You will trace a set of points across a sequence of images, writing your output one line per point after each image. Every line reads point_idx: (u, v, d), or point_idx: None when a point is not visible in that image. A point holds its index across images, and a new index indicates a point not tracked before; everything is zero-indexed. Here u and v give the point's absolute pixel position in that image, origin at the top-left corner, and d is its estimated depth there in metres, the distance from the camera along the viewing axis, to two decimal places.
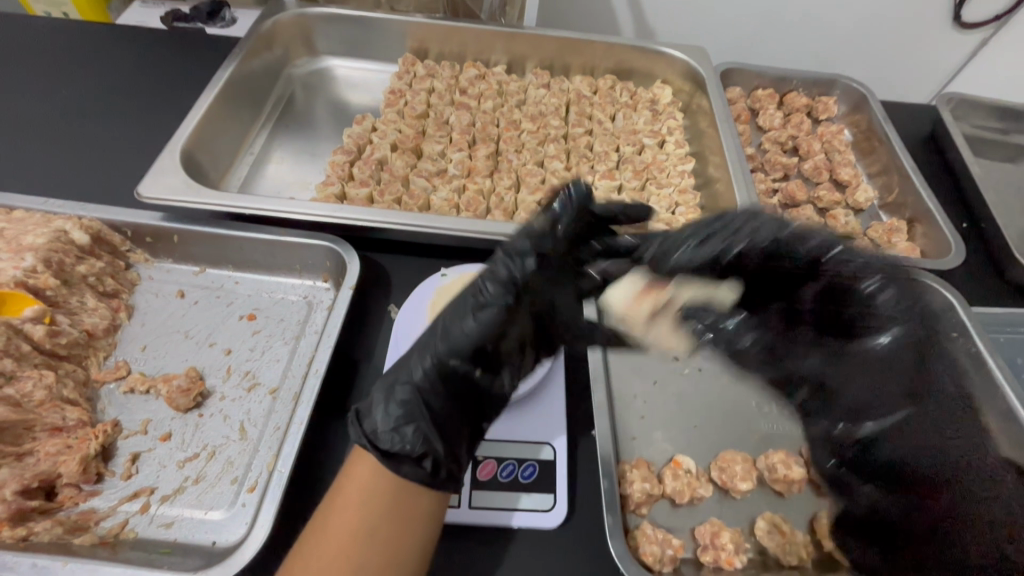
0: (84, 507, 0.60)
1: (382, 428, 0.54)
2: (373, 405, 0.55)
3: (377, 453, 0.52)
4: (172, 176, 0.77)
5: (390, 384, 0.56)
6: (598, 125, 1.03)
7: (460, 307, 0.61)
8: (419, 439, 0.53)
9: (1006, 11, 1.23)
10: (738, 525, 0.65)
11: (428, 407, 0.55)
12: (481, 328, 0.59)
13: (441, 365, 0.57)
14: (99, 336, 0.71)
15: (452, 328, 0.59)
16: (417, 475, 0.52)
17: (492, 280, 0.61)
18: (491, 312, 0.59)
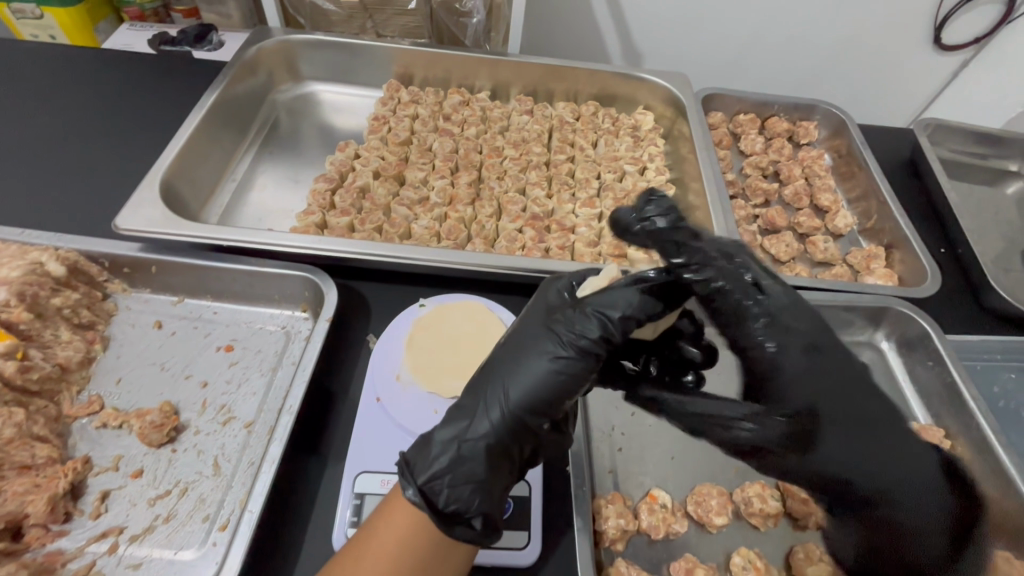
0: (51, 547, 0.60)
1: (439, 483, 0.51)
2: (431, 457, 0.52)
3: (432, 511, 0.50)
4: (151, 207, 0.77)
5: (450, 436, 0.53)
6: (579, 152, 1.04)
7: (543, 350, 0.55)
8: (480, 501, 0.51)
9: (985, 33, 1.26)
10: (713, 560, 0.65)
11: (494, 462, 0.53)
12: (568, 381, 0.54)
13: (517, 421, 0.53)
14: (73, 370, 0.71)
15: (535, 371, 0.54)
16: (472, 538, 0.51)
17: (586, 325, 0.54)
18: (580, 363, 0.54)
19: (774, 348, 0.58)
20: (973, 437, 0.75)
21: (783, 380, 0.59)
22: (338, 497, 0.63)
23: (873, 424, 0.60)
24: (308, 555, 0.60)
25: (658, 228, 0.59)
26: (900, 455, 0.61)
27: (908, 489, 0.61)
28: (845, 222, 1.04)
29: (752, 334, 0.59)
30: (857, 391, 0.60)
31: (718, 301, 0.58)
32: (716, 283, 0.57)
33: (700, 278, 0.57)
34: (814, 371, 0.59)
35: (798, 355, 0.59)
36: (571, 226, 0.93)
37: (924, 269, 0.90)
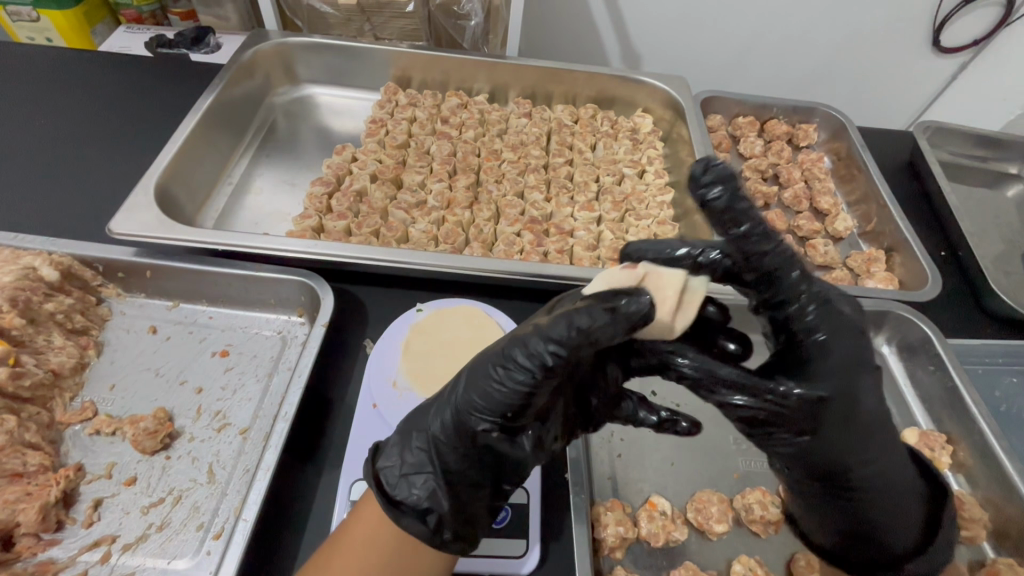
0: (42, 557, 0.59)
1: (391, 472, 0.52)
2: (391, 444, 0.54)
3: (383, 499, 0.51)
4: (145, 212, 0.77)
5: (411, 428, 0.54)
6: (578, 155, 1.04)
7: (491, 355, 0.51)
8: (427, 497, 0.51)
9: (983, 36, 1.25)
10: (714, 567, 0.65)
11: (444, 461, 0.51)
12: (507, 391, 0.49)
13: (464, 424, 0.51)
14: (66, 376, 0.70)
15: (486, 373, 0.50)
16: (420, 535, 0.49)
17: (527, 337, 0.48)
18: (519, 374, 0.48)
19: (822, 333, 0.50)
20: (975, 442, 0.74)
21: (822, 369, 0.49)
22: (335, 504, 0.62)
23: (871, 421, 0.51)
24: (304, 563, 0.59)
25: (719, 196, 0.46)
26: (889, 453, 0.53)
27: (890, 483, 0.54)
28: (845, 225, 1.04)
29: (800, 318, 0.50)
30: (861, 386, 0.50)
31: (776, 286, 0.50)
32: (775, 267, 0.49)
33: (764, 259, 0.49)
34: (840, 364, 0.49)
35: (840, 347, 0.50)
36: (570, 230, 0.92)
37: (924, 273, 0.89)
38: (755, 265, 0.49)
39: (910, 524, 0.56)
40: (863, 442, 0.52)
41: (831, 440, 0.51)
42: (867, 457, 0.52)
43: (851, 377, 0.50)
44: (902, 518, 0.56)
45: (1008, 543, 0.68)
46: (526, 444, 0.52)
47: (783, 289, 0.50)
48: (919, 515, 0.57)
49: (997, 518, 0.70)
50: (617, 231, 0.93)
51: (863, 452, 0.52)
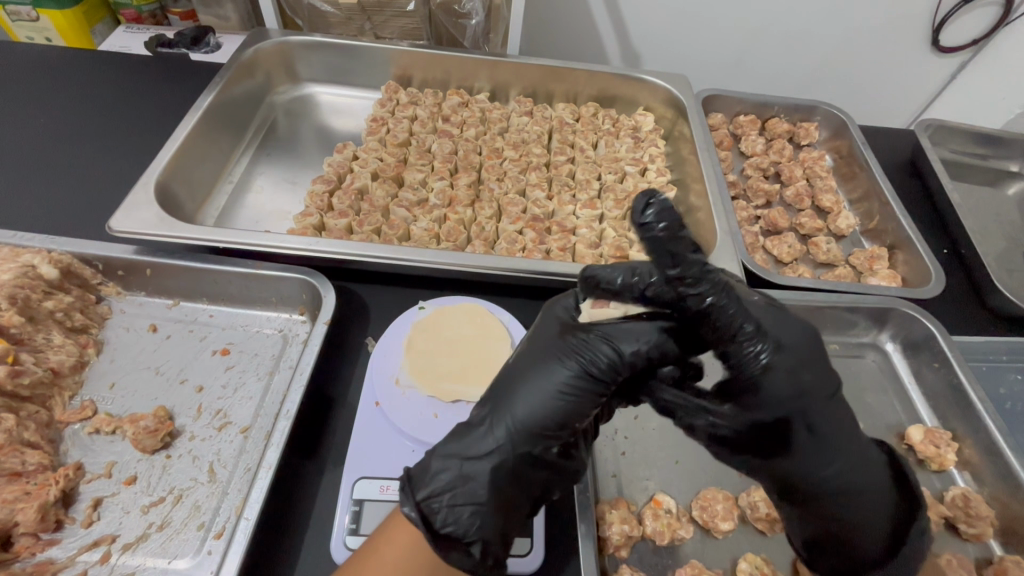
0: (41, 557, 0.58)
1: (439, 501, 0.50)
2: (432, 471, 0.51)
3: (429, 531, 0.48)
4: (146, 209, 0.76)
5: (457, 451, 0.52)
6: (580, 153, 1.04)
7: (553, 370, 0.54)
8: (477, 526, 0.50)
9: (983, 36, 1.25)
10: (720, 566, 0.64)
11: (498, 485, 0.51)
12: (575, 401, 0.52)
13: (524, 441, 0.52)
14: (65, 374, 0.70)
15: (547, 396, 0.53)
16: (466, 567, 0.48)
17: (597, 346, 0.53)
18: (589, 383, 0.53)
19: (764, 358, 0.49)
20: (981, 440, 0.74)
21: (761, 394, 0.50)
22: (337, 502, 0.62)
23: (821, 434, 0.52)
24: (306, 562, 0.59)
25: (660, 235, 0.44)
26: (851, 464, 0.54)
27: (854, 493, 0.55)
28: (847, 223, 1.03)
29: (739, 353, 0.49)
30: (811, 401, 0.51)
31: (708, 325, 0.48)
32: (708, 309, 0.47)
33: (690, 301, 0.47)
34: (783, 385, 0.50)
35: (782, 369, 0.49)
36: (572, 227, 0.92)
37: (927, 270, 0.89)
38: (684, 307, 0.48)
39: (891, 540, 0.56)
40: (818, 463, 0.53)
41: (795, 457, 0.53)
42: (822, 465, 0.53)
43: (801, 400, 0.51)
44: (874, 523, 0.55)
45: (1015, 540, 0.68)
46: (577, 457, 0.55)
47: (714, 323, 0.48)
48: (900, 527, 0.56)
49: (1004, 515, 0.70)
50: (620, 229, 0.93)
51: (822, 468, 0.53)
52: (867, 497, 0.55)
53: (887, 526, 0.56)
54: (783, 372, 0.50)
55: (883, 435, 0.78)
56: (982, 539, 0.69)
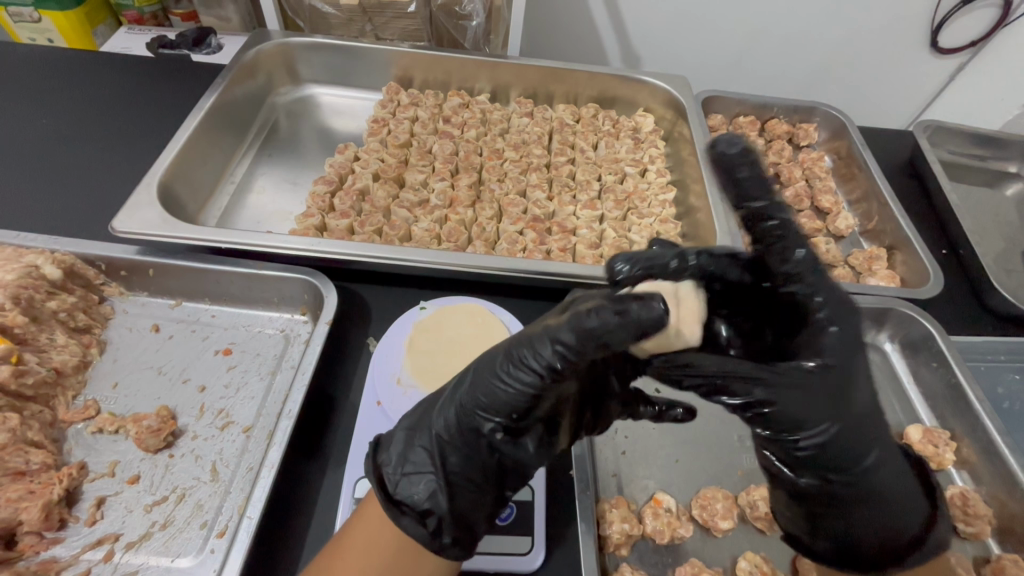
0: (45, 556, 0.58)
1: (392, 471, 0.51)
2: (393, 439, 0.54)
3: (382, 495, 0.50)
4: (148, 210, 0.77)
5: (414, 426, 0.54)
6: (580, 154, 1.04)
7: (500, 352, 0.51)
8: (427, 498, 0.50)
9: (981, 37, 1.26)
10: (719, 564, 0.65)
11: (446, 459, 0.51)
12: (517, 386, 0.49)
13: (470, 420, 0.52)
14: (68, 374, 0.70)
15: (491, 374, 0.51)
16: (418, 537, 0.48)
17: (538, 330, 0.49)
18: (530, 369, 0.48)
19: (824, 313, 0.51)
20: (979, 440, 0.74)
21: (825, 351, 0.50)
22: (339, 501, 0.62)
23: (871, 409, 0.52)
24: (308, 561, 0.59)
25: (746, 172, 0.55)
26: (889, 444, 0.54)
27: (893, 475, 0.54)
28: (846, 224, 1.04)
29: (807, 296, 0.52)
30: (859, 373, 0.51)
31: (780, 257, 0.53)
32: (781, 237, 0.54)
33: (769, 226, 0.54)
34: (845, 348, 0.50)
35: (846, 329, 0.51)
36: (573, 227, 0.92)
37: (926, 270, 0.90)
38: (765, 234, 0.54)
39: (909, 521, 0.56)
40: (867, 436, 0.52)
41: (845, 429, 0.50)
42: (867, 445, 0.52)
43: (856, 367, 0.51)
44: (903, 510, 0.55)
45: (1013, 539, 0.68)
46: (529, 441, 0.53)
47: (788, 256, 0.53)
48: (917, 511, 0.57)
49: (1002, 514, 0.70)
50: (620, 229, 0.93)
51: (867, 443, 0.52)
52: (894, 477, 0.54)
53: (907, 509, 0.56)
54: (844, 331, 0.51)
55: None
56: (981, 538, 0.69)
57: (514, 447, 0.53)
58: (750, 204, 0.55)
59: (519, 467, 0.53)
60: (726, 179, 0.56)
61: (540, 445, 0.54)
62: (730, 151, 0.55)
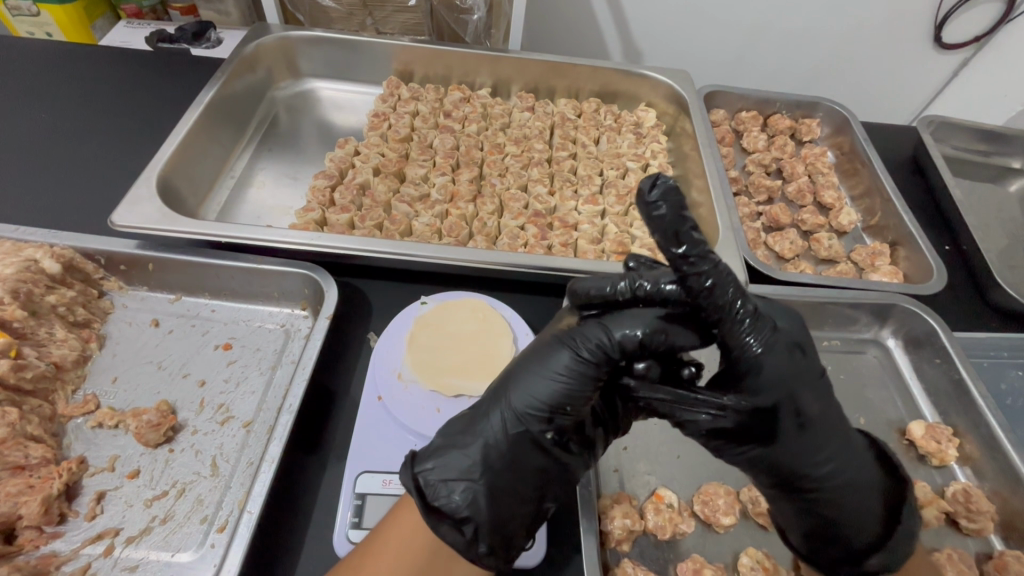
0: (45, 550, 0.58)
1: (432, 479, 0.50)
2: (433, 448, 0.52)
3: (422, 503, 0.49)
4: (147, 204, 0.76)
5: (458, 432, 0.53)
6: (581, 149, 1.03)
7: (551, 355, 0.53)
8: (466, 505, 0.49)
9: (984, 33, 1.25)
10: (720, 560, 0.64)
11: (490, 467, 0.51)
12: (568, 388, 0.51)
13: (516, 425, 0.51)
14: (68, 368, 0.70)
15: (544, 375, 0.52)
16: (455, 544, 0.48)
17: (587, 329, 0.52)
18: (584, 369, 0.51)
19: (756, 344, 0.48)
20: (982, 435, 0.74)
21: (761, 379, 0.49)
22: (340, 496, 0.62)
23: (815, 422, 0.52)
24: (309, 555, 0.59)
25: (664, 214, 0.43)
26: (843, 448, 0.54)
27: (847, 480, 0.55)
28: (849, 219, 1.03)
29: (736, 333, 0.48)
30: (805, 388, 0.51)
31: (710, 308, 0.47)
32: (710, 290, 0.46)
33: (694, 279, 0.46)
34: (783, 367, 0.50)
35: (783, 353, 0.50)
36: (574, 222, 0.91)
37: (930, 266, 0.89)
38: (691, 286, 0.46)
39: (871, 517, 0.56)
40: (813, 451, 0.53)
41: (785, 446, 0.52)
42: (817, 456, 0.53)
43: (797, 390, 0.51)
44: (862, 511, 0.56)
45: (1015, 535, 0.68)
46: (574, 449, 0.53)
47: (719, 303, 0.47)
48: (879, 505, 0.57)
49: (1004, 511, 0.70)
50: (622, 225, 0.93)
51: (814, 454, 0.53)
52: (850, 480, 0.55)
53: (869, 506, 0.56)
54: (780, 357, 0.49)
55: (883, 431, 0.78)
56: (983, 534, 0.69)
57: (559, 456, 0.52)
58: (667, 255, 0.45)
59: (563, 477, 0.53)
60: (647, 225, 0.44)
61: (582, 453, 0.54)
62: (654, 203, 0.43)
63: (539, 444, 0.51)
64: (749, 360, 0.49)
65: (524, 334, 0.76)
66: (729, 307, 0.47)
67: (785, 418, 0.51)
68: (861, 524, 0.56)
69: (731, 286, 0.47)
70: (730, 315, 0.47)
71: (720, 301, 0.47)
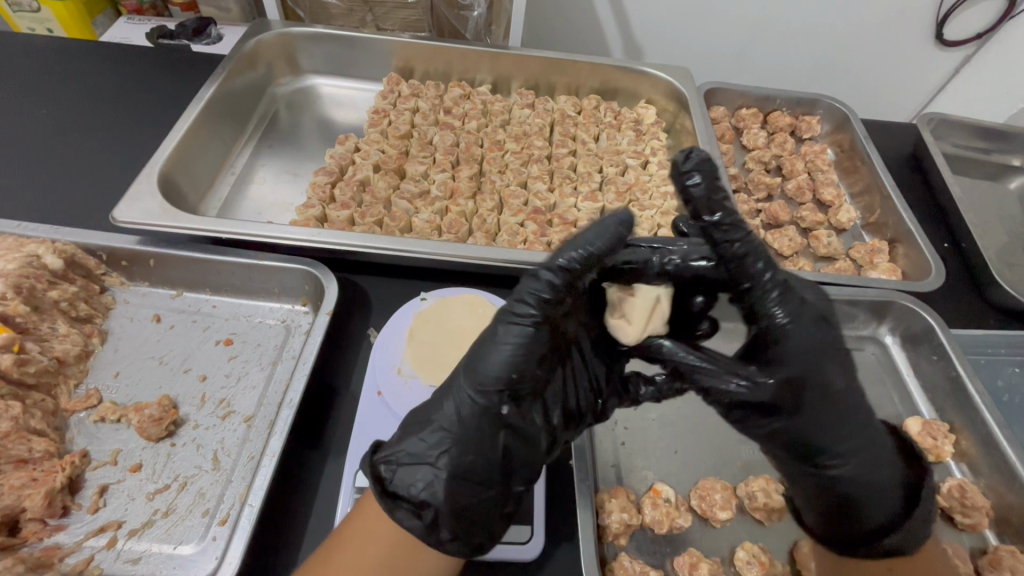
0: (48, 543, 0.59)
1: (391, 468, 0.51)
2: (393, 438, 0.53)
3: (380, 491, 0.49)
4: (149, 200, 0.76)
5: (416, 420, 0.53)
6: (581, 146, 1.04)
7: (492, 329, 0.53)
8: (424, 490, 0.49)
9: (987, 29, 1.24)
10: (717, 554, 0.65)
11: (446, 451, 0.51)
12: (514, 355, 0.51)
13: (470, 405, 0.52)
14: (71, 363, 0.70)
15: (489, 351, 0.52)
16: (414, 530, 0.48)
17: (524, 286, 0.52)
18: (525, 331, 0.51)
19: (785, 319, 0.51)
20: (978, 430, 0.74)
21: (787, 351, 0.51)
22: (340, 489, 0.63)
23: (841, 400, 0.54)
24: (310, 548, 0.60)
25: (697, 183, 0.51)
26: (861, 432, 0.56)
27: (866, 461, 0.56)
28: (848, 217, 1.04)
29: (765, 304, 0.51)
30: (830, 362, 0.53)
31: (738, 274, 0.51)
32: (737, 254, 0.51)
33: (732, 248, 0.51)
34: (806, 347, 0.52)
35: (806, 328, 0.52)
36: (573, 220, 0.92)
37: (928, 264, 0.89)
38: (723, 252, 0.51)
39: (886, 498, 0.57)
40: (837, 430, 0.55)
41: (806, 420, 0.54)
42: (839, 433, 0.55)
43: (824, 367, 0.53)
44: (878, 492, 0.57)
45: (1011, 531, 0.69)
46: (531, 420, 0.53)
47: (745, 269, 0.51)
48: (895, 488, 0.58)
49: (999, 506, 0.71)
50: None
51: (835, 430, 0.55)
52: (866, 458, 0.56)
53: (883, 488, 0.57)
54: (809, 332, 0.52)
55: None
56: (978, 529, 0.69)
57: (516, 430, 0.53)
58: (699, 220, 0.51)
59: (522, 452, 0.53)
60: (679, 192, 0.52)
61: (543, 422, 0.54)
62: (687, 164, 0.51)
63: (494, 418, 0.51)
64: (780, 331, 0.51)
65: None
66: (750, 273, 0.51)
67: (808, 394, 0.53)
68: (875, 506, 0.57)
69: (758, 255, 0.51)
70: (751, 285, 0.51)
71: (745, 266, 0.51)
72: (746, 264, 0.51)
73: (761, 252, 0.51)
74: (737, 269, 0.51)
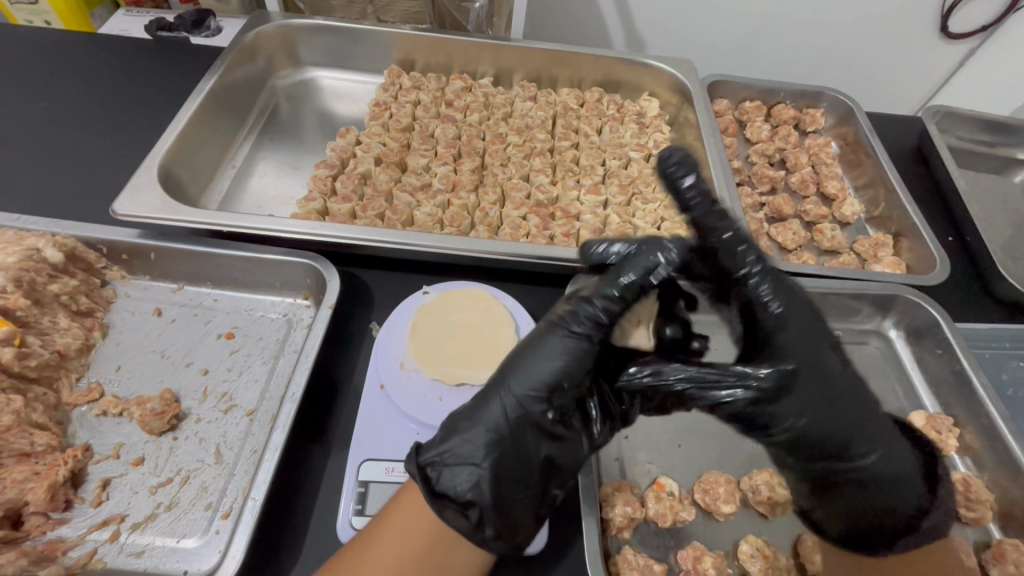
0: (51, 536, 0.59)
1: (439, 466, 0.51)
2: (434, 437, 0.53)
3: (427, 491, 0.49)
4: (149, 193, 0.76)
5: (460, 422, 0.53)
6: (584, 138, 1.03)
7: (542, 338, 0.56)
8: (471, 488, 0.50)
9: (992, 21, 1.23)
10: (721, 547, 0.65)
11: (493, 453, 0.51)
12: (565, 366, 0.54)
13: (517, 409, 0.52)
14: (72, 356, 0.70)
15: (541, 361, 0.54)
16: (461, 529, 0.49)
17: (575, 309, 0.56)
18: (577, 345, 0.54)
19: (774, 308, 0.60)
20: (981, 423, 0.74)
21: (784, 340, 0.59)
22: (342, 484, 0.62)
23: (847, 393, 0.60)
24: (313, 541, 0.60)
25: (683, 177, 0.62)
26: (873, 424, 0.61)
27: (886, 457, 0.61)
28: (852, 210, 1.03)
29: (756, 293, 0.60)
30: (824, 351, 0.60)
31: (726, 262, 0.61)
32: (723, 243, 0.61)
33: (716, 234, 0.61)
34: (799, 337, 0.59)
35: (795, 319, 0.60)
36: (576, 214, 0.91)
37: (933, 258, 0.89)
38: (712, 240, 0.61)
39: (907, 489, 0.62)
40: (852, 425, 0.60)
41: (823, 420, 0.58)
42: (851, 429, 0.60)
43: (822, 359, 0.60)
44: (900, 485, 0.62)
45: (1014, 524, 0.69)
46: (573, 428, 0.54)
47: (734, 257, 0.60)
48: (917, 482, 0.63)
49: (1003, 500, 0.70)
50: (624, 215, 0.92)
51: (849, 427, 0.59)
52: (883, 452, 0.61)
53: (903, 478, 0.62)
54: (796, 324, 0.60)
55: None
56: (982, 523, 0.69)
57: (560, 436, 0.54)
58: (689, 211, 0.62)
59: (565, 462, 0.53)
60: (670, 188, 0.62)
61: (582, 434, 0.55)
62: (671, 165, 0.62)
63: (541, 425, 0.52)
64: (773, 319, 0.59)
65: (526, 324, 0.76)
66: (738, 260, 0.60)
67: (813, 388, 0.58)
68: (901, 500, 0.61)
69: (744, 244, 0.61)
70: (744, 274, 0.60)
71: (733, 253, 0.61)
72: (732, 249, 0.60)
73: (748, 242, 0.61)
74: (723, 255, 0.61)
